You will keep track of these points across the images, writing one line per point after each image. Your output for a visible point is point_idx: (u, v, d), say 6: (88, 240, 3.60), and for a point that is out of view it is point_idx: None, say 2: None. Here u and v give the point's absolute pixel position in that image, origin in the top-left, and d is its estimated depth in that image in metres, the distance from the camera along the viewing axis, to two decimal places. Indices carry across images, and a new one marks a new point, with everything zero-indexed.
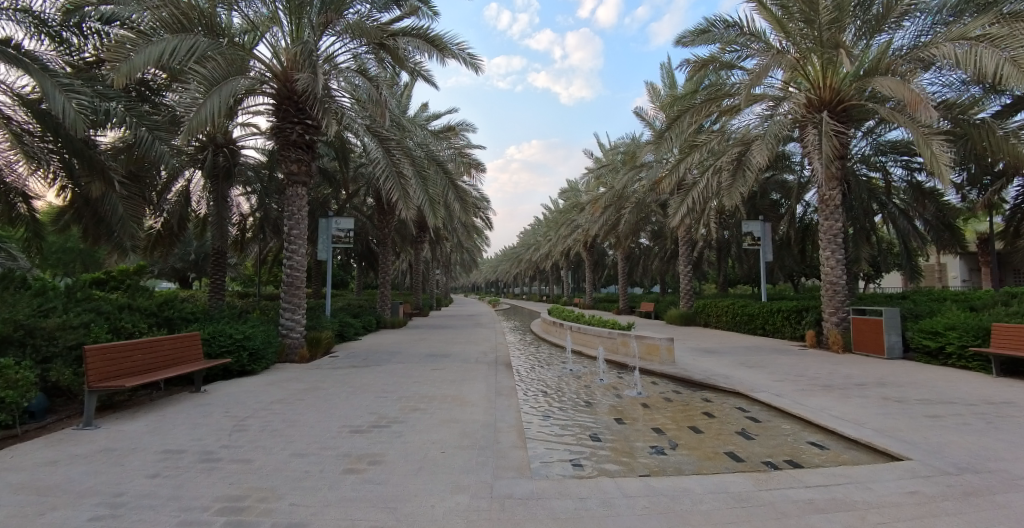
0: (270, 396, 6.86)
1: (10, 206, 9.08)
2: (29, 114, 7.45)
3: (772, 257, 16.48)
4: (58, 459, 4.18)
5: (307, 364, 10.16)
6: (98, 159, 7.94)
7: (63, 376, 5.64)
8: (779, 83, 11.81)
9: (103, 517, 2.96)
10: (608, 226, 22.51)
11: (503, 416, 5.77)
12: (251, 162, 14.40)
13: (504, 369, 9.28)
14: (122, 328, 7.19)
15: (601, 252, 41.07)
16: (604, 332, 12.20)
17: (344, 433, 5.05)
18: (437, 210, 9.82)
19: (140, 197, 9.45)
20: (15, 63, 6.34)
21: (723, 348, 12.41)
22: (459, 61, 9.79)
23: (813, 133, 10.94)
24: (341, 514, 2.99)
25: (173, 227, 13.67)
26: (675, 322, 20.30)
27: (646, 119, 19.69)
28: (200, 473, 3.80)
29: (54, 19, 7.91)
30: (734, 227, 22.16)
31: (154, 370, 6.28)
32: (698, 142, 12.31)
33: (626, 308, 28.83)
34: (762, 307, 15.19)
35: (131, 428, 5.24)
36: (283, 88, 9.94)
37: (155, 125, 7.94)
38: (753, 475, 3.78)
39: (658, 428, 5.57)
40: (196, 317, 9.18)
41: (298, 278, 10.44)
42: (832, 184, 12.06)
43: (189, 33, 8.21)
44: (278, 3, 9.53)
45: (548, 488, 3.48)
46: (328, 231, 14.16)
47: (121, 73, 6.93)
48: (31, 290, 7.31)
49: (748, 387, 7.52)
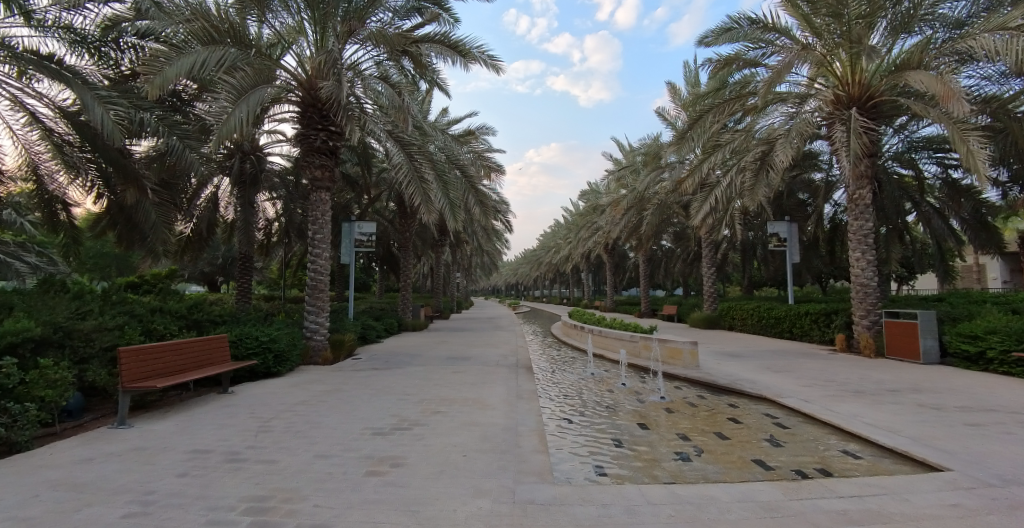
0: (294, 397, 7.00)
1: (51, 213, 9.50)
2: (69, 126, 7.75)
3: (799, 259, 16.01)
4: (93, 457, 4.32)
5: (330, 366, 10.32)
6: (132, 168, 8.26)
7: (98, 376, 5.96)
8: (804, 80, 11.57)
9: (135, 515, 3.04)
10: (628, 231, 22.31)
11: (523, 419, 5.74)
12: (276, 169, 14.72)
13: (525, 373, 9.26)
14: (153, 330, 7.46)
15: (621, 255, 40.60)
16: (626, 335, 12.05)
17: (366, 435, 5.10)
18: (458, 214, 9.89)
19: (171, 203, 9.75)
20: (57, 76, 6.62)
21: (747, 352, 12.16)
22: (480, 65, 9.82)
23: (840, 130, 10.57)
24: (363, 517, 3.00)
25: (202, 232, 14.09)
26: (698, 325, 19.97)
27: (668, 119, 19.42)
28: (225, 473, 3.88)
29: (94, 34, 8.12)
30: (759, 228, 21.67)
31: (185, 371, 6.49)
32: (720, 141, 12.11)
33: (646, 312, 28.40)
34: (790, 309, 14.79)
35: (161, 428, 5.40)
36: (308, 96, 10.12)
37: (186, 134, 8.22)
38: (781, 484, 3.66)
39: (682, 434, 5.46)
40: (223, 319, 9.45)
41: (322, 281, 10.56)
42: (861, 183, 11.66)
43: (218, 44, 8.42)
44: (303, 13, 9.67)
45: (571, 494, 3.43)
46: (351, 235, 14.39)
47: (154, 85, 7.16)
48: (69, 293, 7.63)
49: (775, 393, 7.31)
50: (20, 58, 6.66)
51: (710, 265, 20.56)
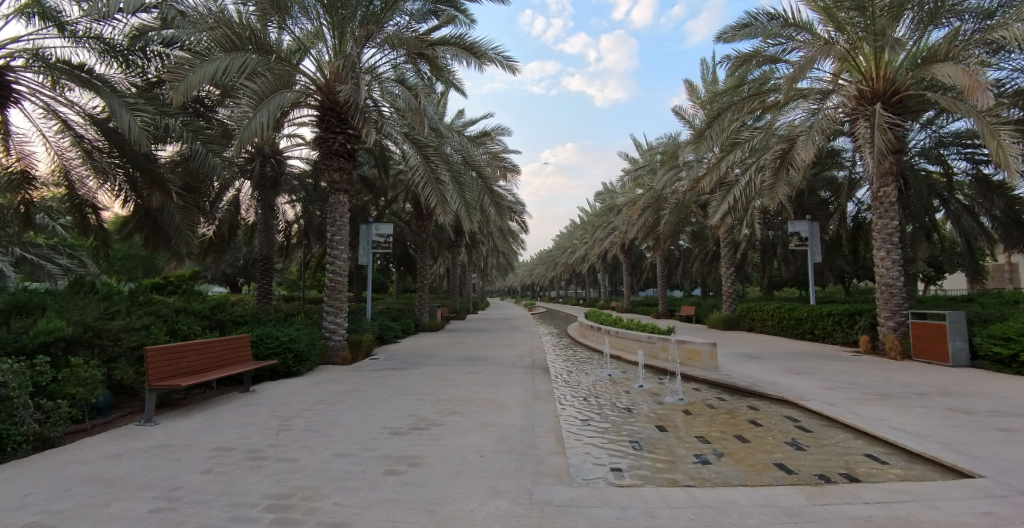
0: (314, 397, 7.10)
1: (82, 217, 9.83)
2: (99, 132, 8.02)
3: (821, 259, 15.66)
4: (121, 453, 4.45)
5: (348, 366, 10.45)
6: (158, 173, 8.52)
7: (126, 375, 6.14)
8: (827, 76, 11.31)
9: (162, 510, 3.12)
10: (645, 231, 22.11)
11: (540, 420, 5.73)
12: (295, 172, 14.97)
13: (541, 373, 9.25)
14: (178, 330, 7.66)
15: (638, 255, 40.23)
16: (643, 336, 11.94)
17: (384, 434, 5.15)
18: (474, 215, 9.91)
19: (195, 206, 10.00)
20: (87, 85, 6.87)
21: (767, 353, 11.93)
22: (496, 66, 9.84)
23: (864, 126, 10.30)
24: (382, 515, 3.03)
25: (224, 234, 14.40)
26: (716, 326, 19.69)
27: (685, 118, 19.19)
28: (248, 470, 3.96)
29: (122, 43, 8.38)
30: (780, 227, 21.28)
31: (207, 370, 6.63)
32: (738, 140, 11.92)
33: (664, 312, 28.08)
34: (811, 310, 14.48)
35: (185, 426, 5.54)
36: (326, 100, 10.27)
37: (209, 139, 8.44)
38: (804, 489, 3.58)
39: (701, 436, 5.39)
40: (244, 319, 9.66)
41: (340, 282, 10.68)
42: (886, 179, 11.35)
43: (240, 51, 8.59)
44: (322, 19, 9.79)
45: (589, 496, 3.41)
46: (368, 236, 14.57)
47: (178, 91, 7.36)
48: (98, 294, 7.89)
49: (796, 396, 7.16)
50: (53, 68, 6.92)
51: (729, 265, 20.24)
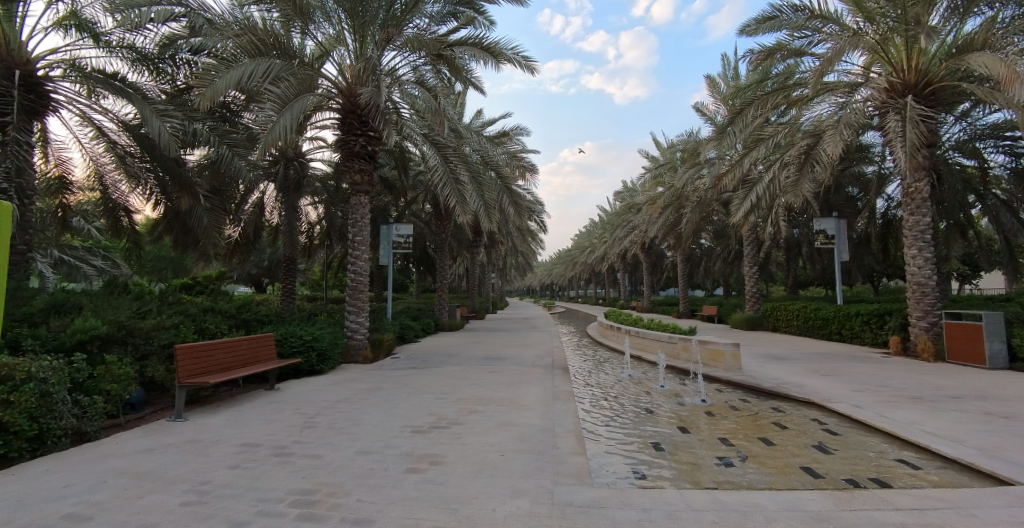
0: (336, 395, 7.22)
1: (115, 220, 10.19)
2: (131, 138, 8.31)
3: (849, 257, 15.22)
4: (152, 447, 4.61)
5: (370, 364, 10.60)
6: (186, 176, 8.80)
7: (157, 372, 6.37)
8: (855, 69, 10.99)
9: (192, 503, 3.22)
10: (666, 229, 21.83)
11: (560, 421, 5.70)
12: (318, 174, 15.25)
13: (561, 373, 9.22)
14: (205, 329, 7.88)
15: (658, 254, 39.77)
16: (664, 336, 11.80)
17: (405, 432, 5.20)
18: (493, 215, 9.92)
19: (222, 208, 10.27)
20: (121, 93, 7.14)
21: (792, 355, 11.65)
22: (514, 66, 9.84)
23: (894, 120, 9.95)
24: (404, 513, 3.06)
25: (249, 236, 14.76)
26: (739, 326, 19.32)
27: (706, 114, 18.88)
28: (274, 466, 4.05)
29: (153, 52, 8.67)
30: (805, 225, 20.76)
31: (234, 368, 6.80)
32: (762, 136, 11.66)
33: (685, 312, 27.68)
34: (838, 310, 14.11)
35: (213, 422, 5.70)
36: (348, 103, 10.42)
37: (235, 142, 8.67)
38: (832, 493, 3.49)
39: (725, 439, 5.29)
40: (269, 319, 9.89)
41: (361, 282, 10.83)
42: (918, 174, 10.95)
43: (265, 56, 8.79)
44: (344, 23, 9.91)
45: (610, 497, 3.39)
46: (389, 237, 14.74)
47: (206, 97, 7.57)
48: (131, 294, 8.17)
49: (823, 398, 6.97)
50: (89, 77, 7.20)
51: (753, 264, 19.84)
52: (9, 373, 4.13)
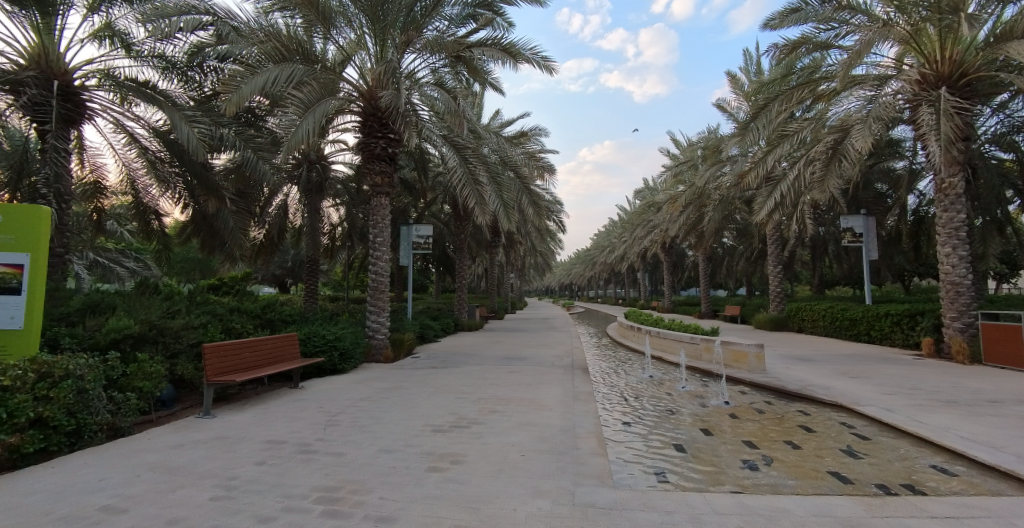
0: (358, 394, 7.33)
1: (146, 222, 10.53)
2: (161, 144, 8.58)
3: (878, 256, 14.75)
4: (183, 443, 4.76)
5: (390, 363, 10.72)
6: (213, 180, 9.05)
7: (186, 370, 6.56)
8: (885, 61, 10.66)
9: (220, 498, 3.31)
10: (687, 228, 21.51)
11: (581, 421, 5.68)
12: (340, 177, 15.50)
13: (580, 374, 9.17)
14: (232, 328, 8.10)
15: (679, 254, 39.20)
16: (685, 336, 11.63)
17: (426, 432, 5.25)
18: (512, 215, 9.94)
19: (247, 211, 10.53)
20: (152, 100, 7.39)
21: (819, 356, 11.34)
22: (533, 66, 9.84)
23: (926, 112, 9.61)
24: (426, 511, 3.09)
25: (273, 237, 15.09)
26: (763, 327, 18.91)
27: (728, 111, 18.55)
28: (298, 463, 4.13)
29: (182, 60, 8.96)
30: (832, 223, 20.21)
31: (259, 366, 6.97)
32: (786, 132, 11.39)
33: (706, 313, 27.24)
34: (867, 310, 13.70)
35: (240, 419, 5.84)
36: (368, 106, 10.56)
37: (259, 146, 8.88)
38: (862, 499, 3.39)
39: (749, 441, 5.18)
40: (293, 318, 10.10)
41: (382, 282, 10.96)
42: (952, 169, 10.54)
43: (288, 61, 8.98)
44: (365, 27, 10.05)
45: (632, 499, 3.36)
46: (409, 238, 14.88)
47: (232, 102, 7.77)
48: (162, 295, 8.44)
49: (852, 401, 6.77)
50: (121, 86, 7.47)
51: (777, 263, 19.40)
52: (48, 370, 4.25)
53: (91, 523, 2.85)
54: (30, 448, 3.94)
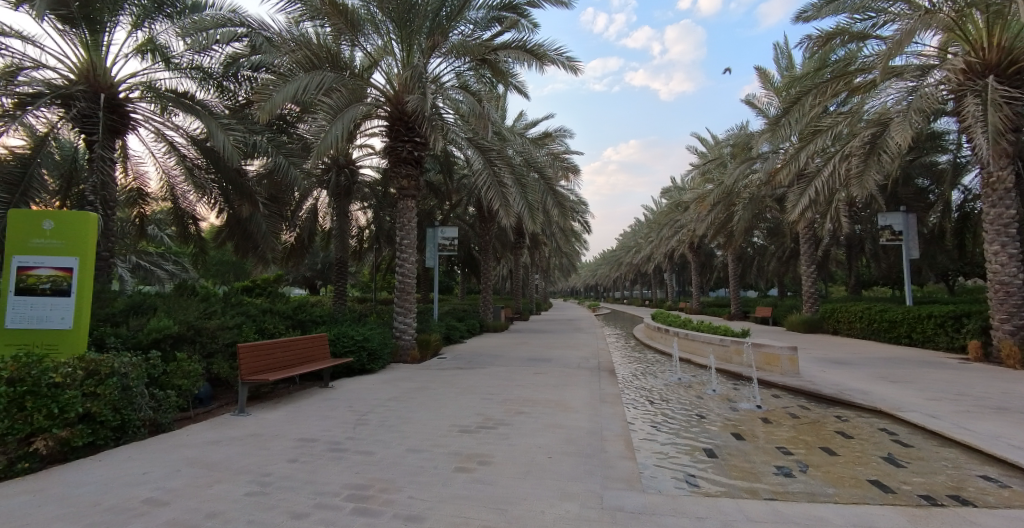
0: (386, 394, 7.45)
1: (184, 227, 10.97)
2: (199, 152, 8.94)
3: (919, 255, 14.11)
4: (219, 440, 4.94)
5: (417, 364, 10.87)
6: (247, 186, 9.38)
7: (222, 369, 6.81)
8: (927, 50, 10.20)
9: (256, 494, 3.42)
10: (715, 228, 21.06)
11: (608, 424, 5.63)
12: (367, 180, 15.79)
13: (607, 376, 9.09)
14: (265, 329, 8.35)
15: (707, 254, 38.38)
16: (715, 338, 11.38)
17: (453, 432, 5.30)
18: (537, 216, 9.95)
19: (279, 215, 10.83)
20: (190, 110, 7.72)
21: (856, 359, 10.93)
22: (558, 67, 9.83)
23: (972, 103, 9.13)
24: (454, 511, 3.12)
25: (303, 240, 15.50)
26: (796, 329, 18.34)
27: (758, 107, 18.07)
28: (330, 461, 4.24)
29: (218, 71, 9.31)
30: (869, 221, 19.44)
31: (292, 366, 7.17)
32: (820, 127, 11.02)
33: (736, 314, 26.56)
34: (908, 312, 13.12)
35: (273, 417, 6.03)
36: (395, 110, 10.74)
37: (290, 152, 9.14)
38: (906, 510, 3.25)
39: (783, 447, 5.04)
40: (323, 319, 10.34)
41: (409, 284, 11.12)
42: (1001, 162, 9.99)
43: (318, 69, 9.20)
44: (391, 34, 10.21)
45: (662, 504, 3.31)
46: (435, 240, 15.02)
47: (265, 110, 8.03)
48: (199, 297, 8.77)
49: (893, 406, 6.50)
50: (162, 97, 7.82)
51: (810, 263, 18.78)
52: (95, 368, 4.43)
53: (136, 515, 2.99)
54: (80, 442, 4.17)
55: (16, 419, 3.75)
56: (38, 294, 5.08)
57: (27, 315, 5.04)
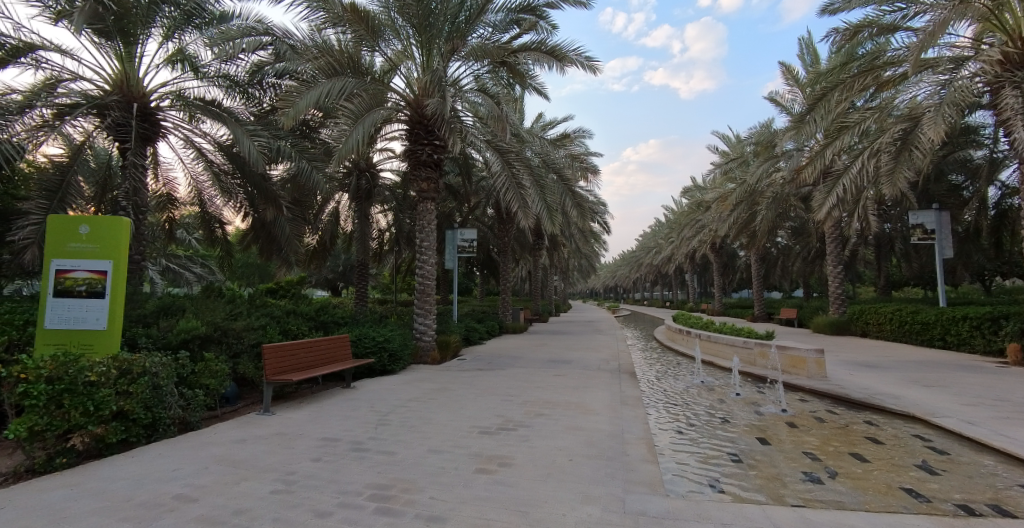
0: (407, 394, 7.53)
1: (211, 230, 11.27)
2: (225, 157, 9.20)
3: (953, 254, 13.59)
4: (246, 438, 5.07)
5: (437, 365, 10.93)
6: (271, 190, 9.61)
7: (247, 369, 6.97)
8: (961, 42, 9.83)
9: (281, 492, 3.49)
10: (738, 227, 20.66)
11: (629, 427, 5.57)
12: (387, 184, 15.99)
13: (627, 378, 9.00)
14: (289, 330, 8.53)
15: (729, 254, 37.68)
16: (738, 340, 11.16)
17: (473, 433, 5.32)
18: (556, 217, 9.92)
19: (302, 219, 11.03)
20: (217, 117, 7.96)
21: (887, 362, 10.59)
22: (577, 67, 9.80)
23: (1011, 96, 8.76)
24: (476, 513, 3.13)
25: (325, 242, 15.77)
26: (822, 331, 17.86)
27: (782, 104, 17.68)
28: (352, 461, 4.30)
29: (244, 78, 9.55)
30: (899, 219, 18.83)
31: (315, 366, 7.31)
32: (847, 123, 10.72)
33: (760, 316, 26.00)
34: (941, 313, 12.66)
35: (297, 416, 6.15)
36: (415, 114, 10.85)
37: (313, 157, 9.30)
38: (942, 520, 3.12)
39: (810, 452, 4.91)
40: (345, 321, 10.50)
41: (429, 285, 11.21)
42: None
43: (340, 75, 9.32)
44: (411, 38, 10.32)
45: (685, 509, 3.26)
46: (454, 242, 15.09)
47: (289, 116, 8.20)
48: (226, 298, 9.01)
49: (926, 411, 6.28)
50: (190, 105, 8.06)
51: (837, 263, 18.26)
52: (128, 367, 4.54)
53: (166, 510, 3.08)
54: (113, 439, 4.33)
55: (54, 416, 3.92)
56: (76, 295, 5.28)
57: (65, 316, 5.23)
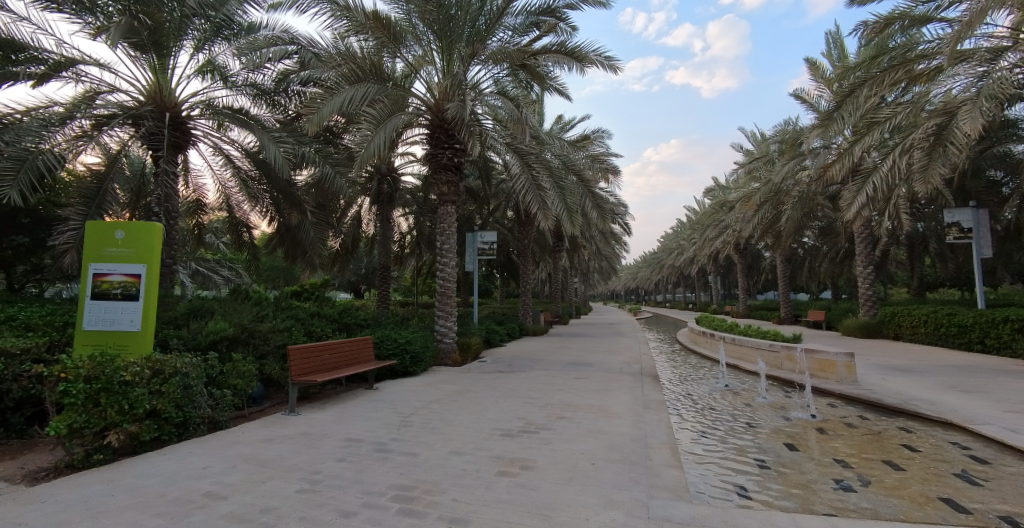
0: (429, 396, 7.60)
1: (238, 235, 11.55)
2: (252, 164, 9.48)
3: (991, 253, 13.02)
4: (272, 438, 5.18)
5: (458, 367, 10.99)
6: (296, 195, 9.87)
7: (273, 370, 7.12)
8: (999, 32, 9.43)
9: (306, 491, 3.55)
10: (763, 228, 20.20)
11: (653, 430, 5.50)
12: (408, 187, 16.19)
13: (650, 381, 8.89)
14: (313, 331, 8.71)
15: (754, 255, 36.86)
16: (763, 343, 10.92)
17: (495, 435, 5.33)
18: (575, 219, 9.86)
19: (326, 223, 11.19)
20: (245, 125, 8.21)
21: (922, 367, 10.19)
22: (598, 68, 9.75)
23: None
24: (498, 515, 3.13)
25: (348, 246, 16.03)
26: (852, 334, 17.30)
27: (808, 100, 17.23)
28: (376, 461, 4.35)
29: (270, 86, 9.82)
30: (934, 217, 18.12)
31: (339, 367, 7.44)
32: (877, 119, 10.38)
33: (787, 318, 25.33)
34: (980, 315, 12.14)
35: (322, 417, 6.27)
36: (436, 118, 10.95)
37: (337, 162, 9.47)
38: None
39: (841, 459, 4.76)
40: (368, 323, 10.64)
41: (449, 287, 11.29)
42: None
43: (363, 82, 9.41)
44: (432, 43, 10.42)
45: (711, 515, 3.21)
46: (474, 244, 15.12)
47: (314, 122, 8.37)
48: (253, 301, 9.25)
49: (966, 418, 6.01)
50: (219, 113, 8.33)
51: (868, 264, 17.68)
52: (160, 367, 4.71)
53: (197, 507, 3.17)
54: (147, 436, 4.47)
55: (92, 414, 4.11)
56: (111, 298, 5.48)
57: (102, 317, 5.44)
